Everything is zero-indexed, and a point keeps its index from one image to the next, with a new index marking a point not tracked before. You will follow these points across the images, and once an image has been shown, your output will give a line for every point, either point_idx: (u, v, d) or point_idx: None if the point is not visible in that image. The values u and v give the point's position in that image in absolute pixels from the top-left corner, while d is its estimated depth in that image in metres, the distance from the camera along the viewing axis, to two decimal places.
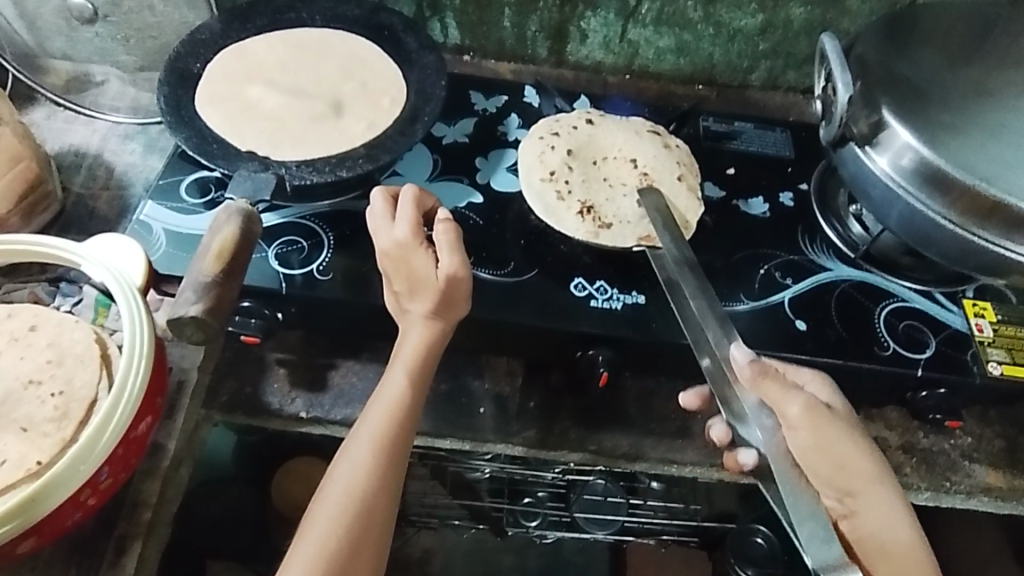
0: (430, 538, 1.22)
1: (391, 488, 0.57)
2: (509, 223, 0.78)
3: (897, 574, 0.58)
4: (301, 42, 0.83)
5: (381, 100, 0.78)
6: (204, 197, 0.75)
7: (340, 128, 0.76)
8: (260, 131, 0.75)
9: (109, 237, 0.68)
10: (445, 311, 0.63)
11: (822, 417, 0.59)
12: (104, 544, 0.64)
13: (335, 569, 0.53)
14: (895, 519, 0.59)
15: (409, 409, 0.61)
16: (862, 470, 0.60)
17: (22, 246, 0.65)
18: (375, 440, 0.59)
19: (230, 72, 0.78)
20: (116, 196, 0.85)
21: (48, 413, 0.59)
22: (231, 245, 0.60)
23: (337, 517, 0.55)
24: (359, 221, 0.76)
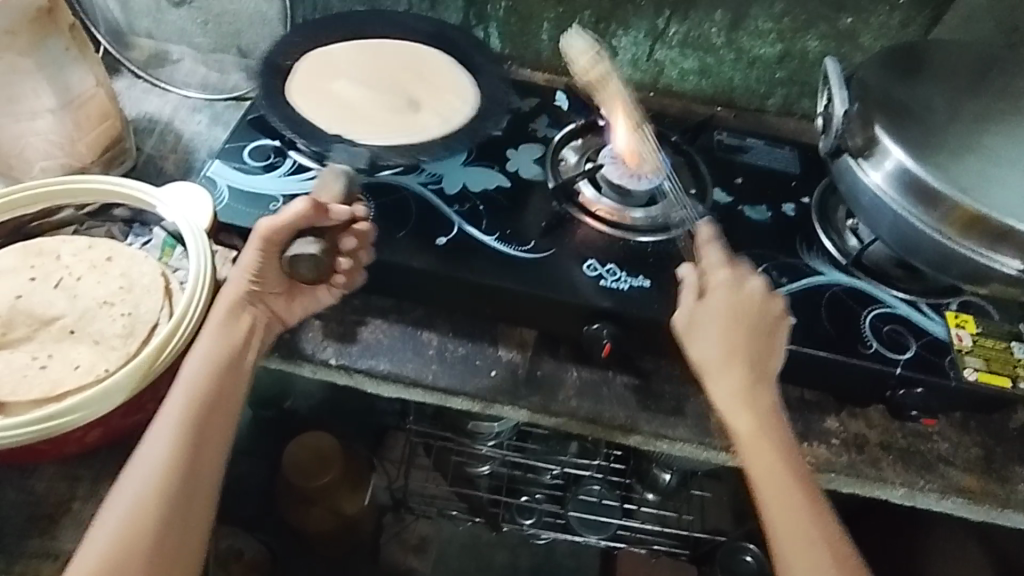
0: (427, 527, 1.39)
1: (172, 475, 0.60)
2: (531, 207, 0.86)
3: (757, 434, 0.67)
4: (366, 48, 0.93)
5: (452, 100, 0.88)
6: (264, 161, 0.84)
7: (417, 121, 0.85)
8: (342, 118, 0.84)
9: (182, 184, 0.77)
10: (266, 280, 0.72)
11: (700, 327, 0.71)
12: None
13: (168, 509, 0.59)
14: (745, 394, 0.68)
15: (231, 363, 0.67)
16: (724, 352, 0.69)
17: (104, 186, 0.75)
18: (197, 394, 0.64)
19: (311, 70, 0.88)
20: (182, 158, 0.94)
21: (118, 329, 0.68)
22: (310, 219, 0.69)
23: (160, 468, 0.60)
24: (398, 194, 0.84)
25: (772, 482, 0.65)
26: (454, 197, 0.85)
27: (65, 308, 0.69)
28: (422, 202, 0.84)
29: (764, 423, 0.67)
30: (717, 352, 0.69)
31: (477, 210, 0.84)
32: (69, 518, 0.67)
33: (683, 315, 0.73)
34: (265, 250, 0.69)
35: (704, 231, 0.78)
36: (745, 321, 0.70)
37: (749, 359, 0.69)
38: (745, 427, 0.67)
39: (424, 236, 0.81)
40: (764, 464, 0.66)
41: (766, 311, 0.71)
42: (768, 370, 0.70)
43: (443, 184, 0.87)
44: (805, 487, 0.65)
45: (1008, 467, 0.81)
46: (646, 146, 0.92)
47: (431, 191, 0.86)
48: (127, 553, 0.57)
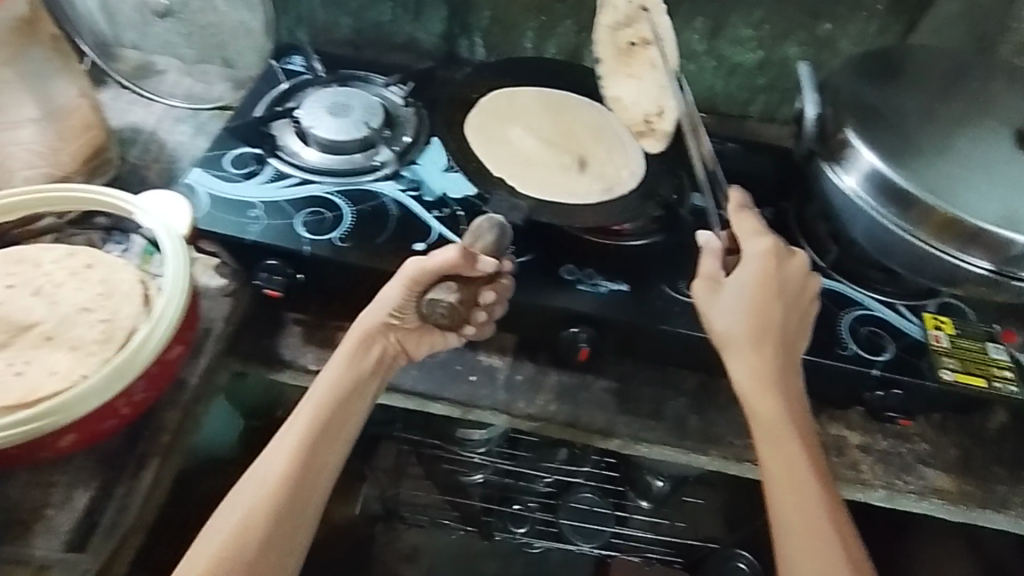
0: (418, 537, 1.37)
1: (287, 486, 0.64)
2: None
3: (774, 411, 0.66)
4: (558, 102, 0.99)
5: (620, 169, 0.90)
6: (245, 169, 0.85)
7: (577, 181, 0.88)
8: (513, 163, 0.88)
9: (161, 193, 0.78)
10: (403, 317, 0.74)
11: (722, 296, 0.71)
12: (126, 458, 0.71)
13: (277, 516, 0.63)
14: (762, 374, 0.68)
15: (351, 388, 0.72)
16: (752, 328, 0.68)
17: (78, 194, 0.76)
18: (317, 415, 0.69)
19: (496, 115, 0.93)
20: (166, 168, 0.95)
21: (96, 335, 0.68)
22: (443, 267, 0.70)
23: (275, 478, 0.65)
24: (378, 201, 0.85)
25: (785, 466, 0.65)
26: (434, 202, 0.86)
27: (43, 314, 0.69)
28: (401, 208, 0.84)
29: (788, 405, 0.67)
30: (744, 325, 0.69)
31: (456, 216, 0.85)
32: (43, 525, 0.67)
33: (707, 284, 0.72)
34: (406, 290, 0.72)
35: (736, 197, 0.74)
36: (774, 293, 0.69)
37: (777, 337, 0.69)
38: (764, 408, 0.67)
39: (402, 242, 0.81)
40: (782, 447, 0.66)
41: (796, 288, 0.71)
42: (789, 353, 0.70)
43: (422, 191, 0.87)
44: (820, 474, 0.65)
45: (985, 467, 0.82)
46: (657, 98, 0.94)
47: (411, 198, 0.86)
48: (235, 552, 0.61)
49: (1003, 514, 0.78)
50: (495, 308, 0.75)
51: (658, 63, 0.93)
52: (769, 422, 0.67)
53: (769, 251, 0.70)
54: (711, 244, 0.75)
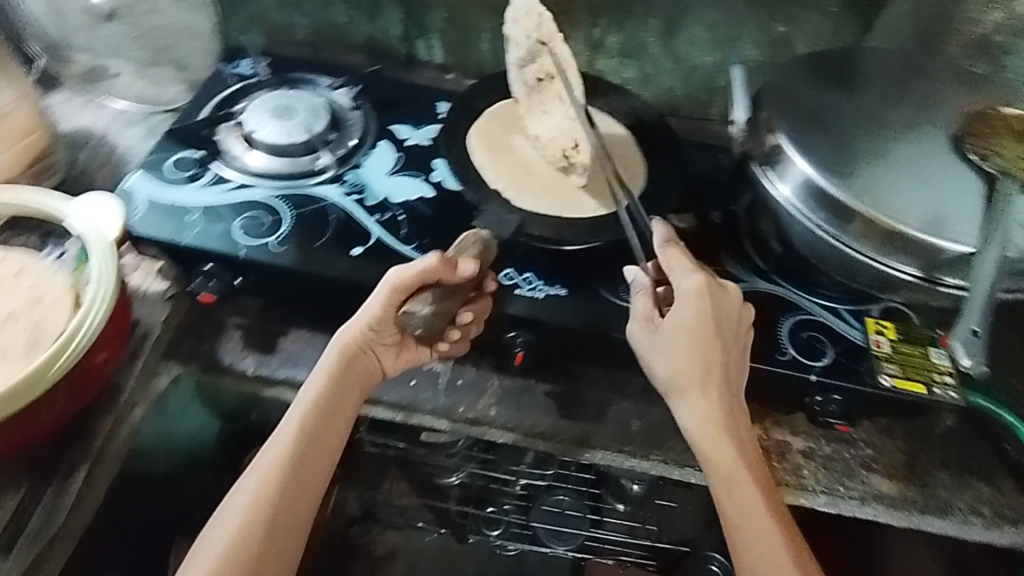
0: (394, 539, 1.34)
1: (266, 511, 0.65)
2: (454, 215, 0.86)
3: (728, 450, 0.66)
4: None
5: (621, 183, 0.88)
6: (187, 172, 0.84)
7: (576, 195, 0.85)
8: (510, 173, 0.86)
9: (95, 196, 0.77)
10: (382, 331, 0.75)
11: (660, 337, 0.70)
12: (56, 465, 0.71)
13: (267, 532, 0.64)
14: (711, 416, 0.67)
15: (334, 406, 0.71)
16: (699, 369, 0.68)
17: (10, 201, 0.76)
18: (301, 436, 0.69)
19: (500, 121, 0.92)
20: (113, 171, 0.95)
21: (22, 342, 0.68)
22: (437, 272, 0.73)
23: (254, 504, 0.65)
24: (319, 204, 0.84)
25: (743, 505, 0.65)
26: (376, 206, 0.85)
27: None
28: (342, 212, 0.84)
29: (741, 445, 0.67)
30: (687, 369, 0.68)
31: (398, 220, 0.84)
32: None
33: (642, 328, 0.72)
34: (389, 301, 0.73)
35: (659, 231, 0.74)
36: (716, 333, 0.68)
37: (722, 378, 0.69)
38: (719, 450, 0.66)
39: (341, 246, 0.81)
40: (739, 488, 0.65)
41: (734, 319, 0.71)
42: (735, 393, 0.70)
43: (365, 195, 0.86)
44: (777, 509, 0.65)
45: (928, 471, 0.81)
46: (569, 130, 0.87)
47: (352, 202, 0.85)
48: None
49: (945, 520, 0.78)
50: (471, 327, 0.78)
51: (566, 97, 0.88)
52: (725, 465, 0.66)
53: (703, 285, 0.70)
54: (640, 280, 0.75)
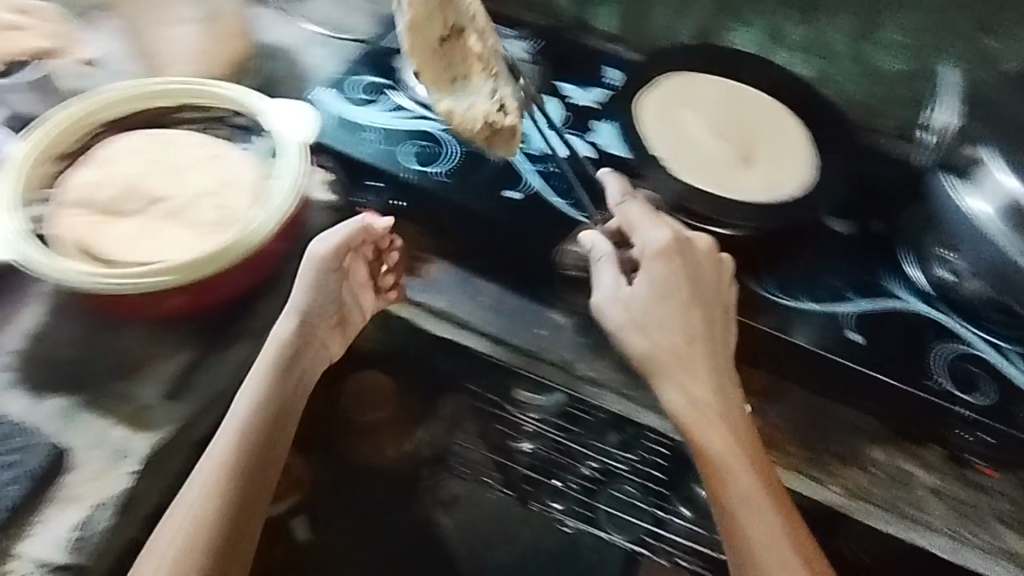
0: None
1: (233, 469, 0.66)
2: (609, 177, 0.86)
3: (738, 467, 0.65)
4: (742, 92, 0.92)
5: (788, 174, 0.84)
6: (370, 96, 0.90)
7: (739, 179, 0.83)
8: (673, 145, 0.84)
9: (290, 101, 0.85)
10: (324, 307, 0.79)
11: (644, 313, 0.72)
12: (221, 333, 0.79)
13: (237, 489, 0.65)
14: (722, 432, 0.66)
15: (279, 403, 0.72)
16: (681, 340, 0.70)
17: (221, 92, 0.85)
18: (241, 438, 0.68)
19: (672, 93, 0.89)
20: (298, 83, 1.01)
21: (215, 218, 0.77)
22: (361, 236, 0.81)
23: (222, 464, 0.66)
24: (484, 144, 0.87)
25: (761, 524, 0.62)
26: (536, 155, 0.88)
27: (162, 193, 0.79)
28: (502, 154, 0.87)
29: (754, 460, 0.65)
30: (628, 315, 0.72)
31: (556, 174, 0.87)
32: (147, 373, 0.76)
33: (623, 305, 0.73)
34: (319, 266, 0.78)
35: (615, 186, 0.78)
36: (690, 299, 0.71)
37: (711, 356, 0.70)
38: (730, 472, 0.64)
39: (496, 187, 0.84)
40: (753, 509, 0.63)
41: (681, 277, 0.72)
42: (731, 394, 0.69)
43: (528, 144, 0.89)
44: (783, 506, 0.63)
45: None
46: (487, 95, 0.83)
47: (514, 148, 0.88)
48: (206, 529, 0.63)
49: None
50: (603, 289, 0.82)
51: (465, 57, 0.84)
52: (726, 467, 0.65)
53: (669, 241, 0.73)
54: (597, 246, 0.76)
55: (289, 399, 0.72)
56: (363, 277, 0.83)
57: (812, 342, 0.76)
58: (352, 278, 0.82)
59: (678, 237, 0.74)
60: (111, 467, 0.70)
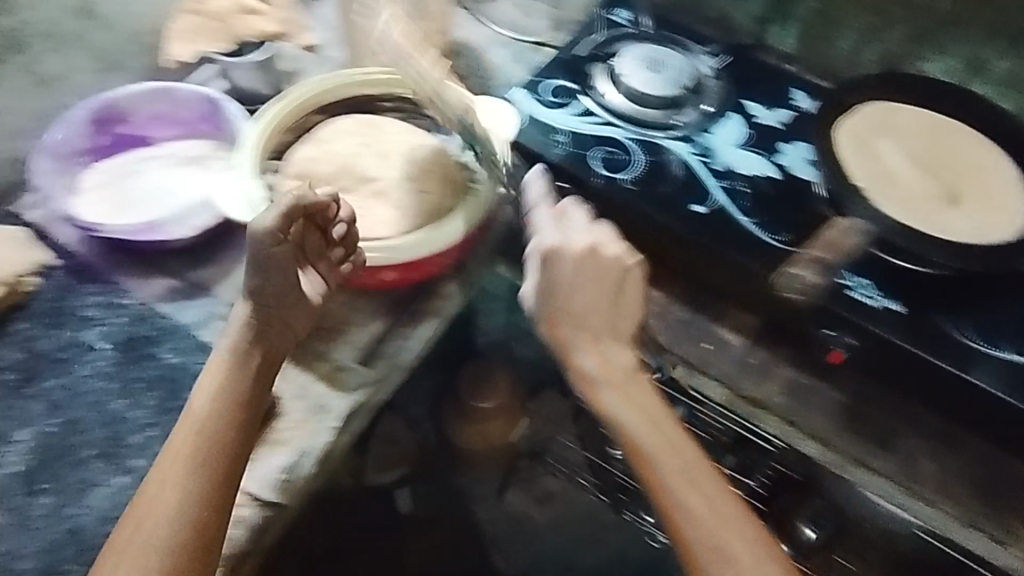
0: (554, 485, 1.40)
1: (213, 440, 0.67)
2: (795, 201, 0.86)
3: (676, 455, 0.72)
4: (944, 124, 0.91)
5: (997, 215, 0.82)
6: (559, 98, 0.93)
7: (945, 216, 0.82)
8: (875, 177, 0.85)
9: (494, 99, 0.90)
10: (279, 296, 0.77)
11: (550, 291, 0.77)
12: (411, 311, 0.86)
13: (220, 463, 0.67)
14: (637, 404, 0.73)
15: (229, 389, 0.71)
16: (578, 304, 0.76)
17: (431, 85, 0.91)
18: (199, 436, 0.68)
19: (873, 122, 0.89)
20: (485, 83, 1.07)
21: (417, 202, 0.86)
22: (303, 209, 0.77)
23: (199, 437, 0.67)
24: (669, 156, 0.89)
25: (715, 522, 0.68)
26: (719, 172, 0.88)
27: (376, 177, 0.85)
28: (688, 168, 0.88)
29: (688, 448, 0.72)
30: (561, 301, 0.76)
31: (740, 191, 0.87)
32: (345, 339, 0.83)
33: (539, 290, 0.77)
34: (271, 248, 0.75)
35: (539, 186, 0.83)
36: (606, 280, 0.77)
37: (604, 323, 0.76)
38: (672, 459, 0.71)
39: (683, 201, 0.85)
40: (705, 500, 0.69)
41: (597, 267, 0.77)
42: (593, 342, 0.76)
43: (712, 159, 0.89)
44: (705, 475, 0.71)
45: None
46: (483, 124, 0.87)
47: (698, 163, 0.89)
48: (187, 503, 0.64)
49: None
50: (793, 312, 0.81)
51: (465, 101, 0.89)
52: (682, 475, 0.70)
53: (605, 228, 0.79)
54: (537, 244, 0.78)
55: (254, 375, 0.73)
56: (317, 246, 0.80)
57: (992, 385, 0.74)
58: (306, 248, 0.80)
59: (560, 214, 0.80)
60: (314, 420, 0.78)
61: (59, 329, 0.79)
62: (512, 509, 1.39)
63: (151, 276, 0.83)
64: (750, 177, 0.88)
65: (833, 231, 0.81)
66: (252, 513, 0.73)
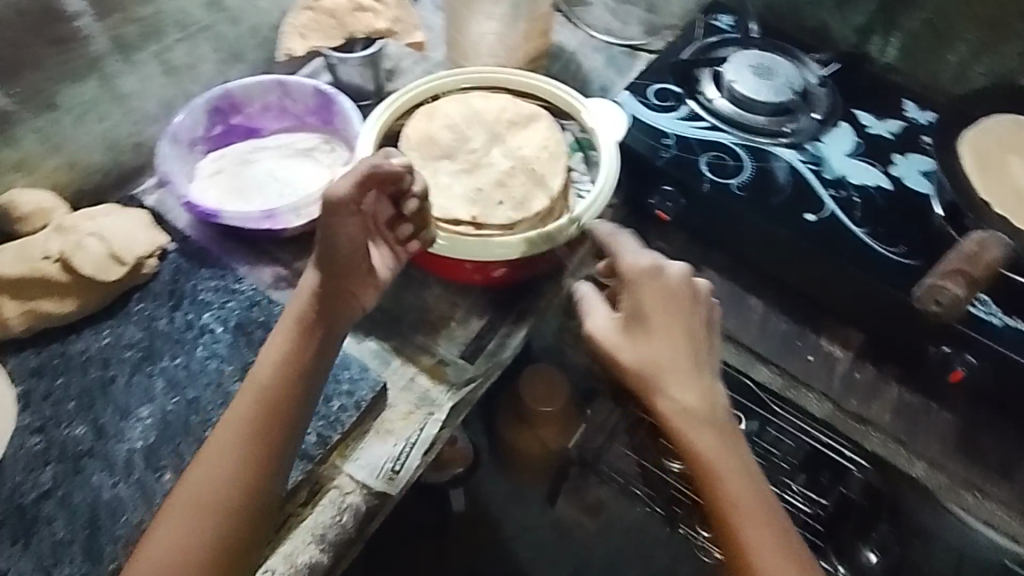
0: (605, 494, 1.37)
1: (254, 413, 0.66)
2: (910, 215, 0.84)
3: (736, 482, 0.64)
4: None
5: None
6: (665, 102, 0.93)
7: None
8: (1006, 194, 0.81)
9: (604, 102, 0.89)
10: (340, 269, 0.72)
11: (629, 317, 0.69)
12: (512, 309, 0.86)
13: (253, 442, 0.65)
14: (711, 426, 0.66)
15: (294, 359, 0.69)
16: (655, 322, 0.68)
17: (540, 83, 0.90)
18: (251, 410, 0.66)
19: (999, 137, 0.86)
20: (580, 87, 1.07)
21: None
22: (377, 178, 0.71)
23: (246, 410, 0.66)
24: (778, 164, 0.88)
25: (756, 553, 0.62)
26: (830, 180, 0.87)
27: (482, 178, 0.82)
28: (799, 177, 0.87)
29: (750, 479, 0.65)
30: (633, 320, 0.68)
31: (852, 201, 0.85)
32: (446, 332, 0.83)
33: (602, 321, 0.70)
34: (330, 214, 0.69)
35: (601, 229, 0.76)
36: (684, 311, 0.68)
37: (695, 344, 0.68)
38: (732, 484, 0.64)
39: (795, 210, 0.84)
40: (755, 530, 0.63)
41: (681, 298, 0.68)
42: (681, 364, 0.67)
43: (822, 168, 0.88)
44: (764, 510, 0.64)
45: None
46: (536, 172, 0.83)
47: (810, 171, 0.87)
48: (222, 474, 0.64)
49: None
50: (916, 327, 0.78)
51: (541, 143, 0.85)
52: (732, 484, 0.64)
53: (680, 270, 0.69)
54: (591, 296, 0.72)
55: (316, 352, 0.70)
56: (385, 215, 0.76)
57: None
58: (375, 219, 0.76)
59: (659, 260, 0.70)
60: (421, 412, 0.79)
61: (177, 312, 0.80)
62: (562, 517, 1.36)
63: (265, 263, 0.87)
64: (863, 188, 0.86)
65: (976, 246, 0.72)
66: (360, 501, 0.74)
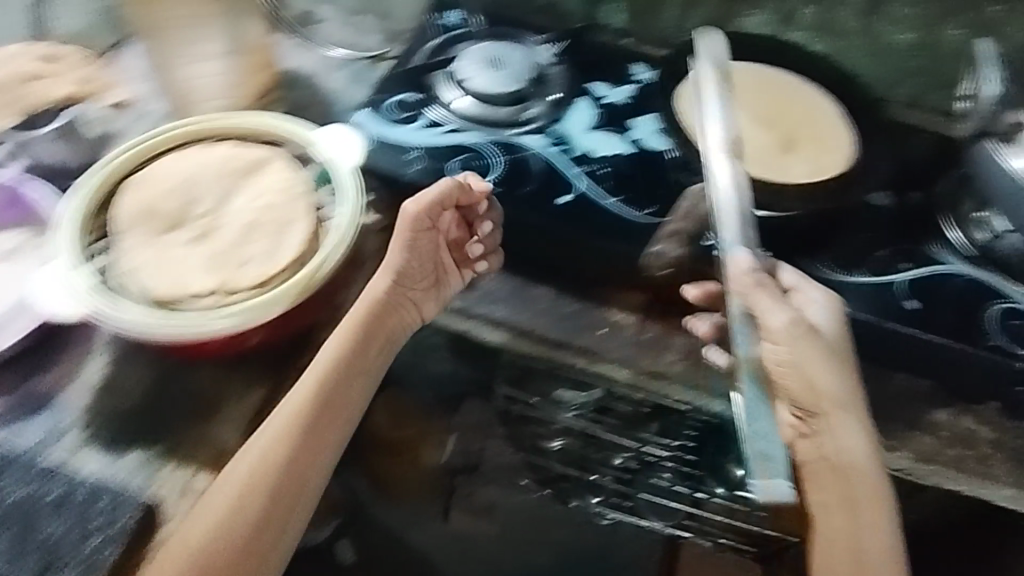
0: None
1: (290, 441, 0.71)
2: (652, 174, 0.88)
3: (840, 482, 0.69)
4: (769, 77, 0.98)
5: (829, 150, 0.88)
6: (404, 114, 0.90)
7: (787, 160, 0.87)
8: None
9: (336, 129, 0.85)
10: (415, 279, 0.83)
11: (816, 346, 0.69)
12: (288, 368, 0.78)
13: (278, 479, 0.70)
14: (863, 452, 0.69)
15: (354, 364, 0.76)
16: (836, 353, 0.71)
17: (267, 125, 0.85)
18: (286, 446, 0.71)
19: None
20: (325, 108, 1.00)
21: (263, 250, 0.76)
22: (453, 197, 0.82)
23: (278, 444, 0.71)
24: (525, 152, 0.88)
25: (850, 544, 0.69)
26: (577, 157, 0.89)
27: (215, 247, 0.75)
28: (546, 160, 0.88)
29: (876, 484, 0.69)
30: (822, 356, 0.69)
31: (600, 173, 0.88)
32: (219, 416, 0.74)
33: (785, 321, 0.67)
34: (415, 231, 0.82)
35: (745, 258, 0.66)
36: (836, 351, 0.71)
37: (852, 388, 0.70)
38: (847, 482, 0.69)
39: (547, 194, 0.85)
40: (868, 523, 0.69)
41: (843, 339, 0.73)
42: (852, 406, 0.70)
43: (567, 147, 0.90)
44: (876, 511, 0.69)
45: None
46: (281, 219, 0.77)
47: (556, 152, 0.89)
48: (239, 509, 0.68)
49: None
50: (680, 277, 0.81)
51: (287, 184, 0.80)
52: (844, 468, 0.69)
53: (828, 299, 0.75)
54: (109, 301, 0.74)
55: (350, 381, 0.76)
56: (460, 238, 0.88)
57: (856, 308, 0.79)
58: (444, 232, 0.87)
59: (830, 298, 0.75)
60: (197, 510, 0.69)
61: None
62: None
63: None
64: (608, 158, 0.89)
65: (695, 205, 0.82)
66: None
